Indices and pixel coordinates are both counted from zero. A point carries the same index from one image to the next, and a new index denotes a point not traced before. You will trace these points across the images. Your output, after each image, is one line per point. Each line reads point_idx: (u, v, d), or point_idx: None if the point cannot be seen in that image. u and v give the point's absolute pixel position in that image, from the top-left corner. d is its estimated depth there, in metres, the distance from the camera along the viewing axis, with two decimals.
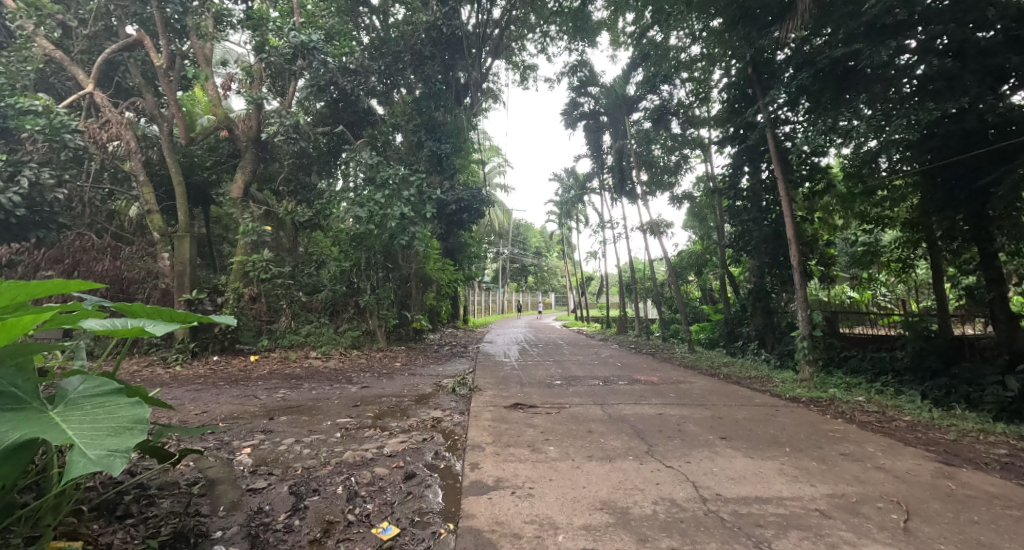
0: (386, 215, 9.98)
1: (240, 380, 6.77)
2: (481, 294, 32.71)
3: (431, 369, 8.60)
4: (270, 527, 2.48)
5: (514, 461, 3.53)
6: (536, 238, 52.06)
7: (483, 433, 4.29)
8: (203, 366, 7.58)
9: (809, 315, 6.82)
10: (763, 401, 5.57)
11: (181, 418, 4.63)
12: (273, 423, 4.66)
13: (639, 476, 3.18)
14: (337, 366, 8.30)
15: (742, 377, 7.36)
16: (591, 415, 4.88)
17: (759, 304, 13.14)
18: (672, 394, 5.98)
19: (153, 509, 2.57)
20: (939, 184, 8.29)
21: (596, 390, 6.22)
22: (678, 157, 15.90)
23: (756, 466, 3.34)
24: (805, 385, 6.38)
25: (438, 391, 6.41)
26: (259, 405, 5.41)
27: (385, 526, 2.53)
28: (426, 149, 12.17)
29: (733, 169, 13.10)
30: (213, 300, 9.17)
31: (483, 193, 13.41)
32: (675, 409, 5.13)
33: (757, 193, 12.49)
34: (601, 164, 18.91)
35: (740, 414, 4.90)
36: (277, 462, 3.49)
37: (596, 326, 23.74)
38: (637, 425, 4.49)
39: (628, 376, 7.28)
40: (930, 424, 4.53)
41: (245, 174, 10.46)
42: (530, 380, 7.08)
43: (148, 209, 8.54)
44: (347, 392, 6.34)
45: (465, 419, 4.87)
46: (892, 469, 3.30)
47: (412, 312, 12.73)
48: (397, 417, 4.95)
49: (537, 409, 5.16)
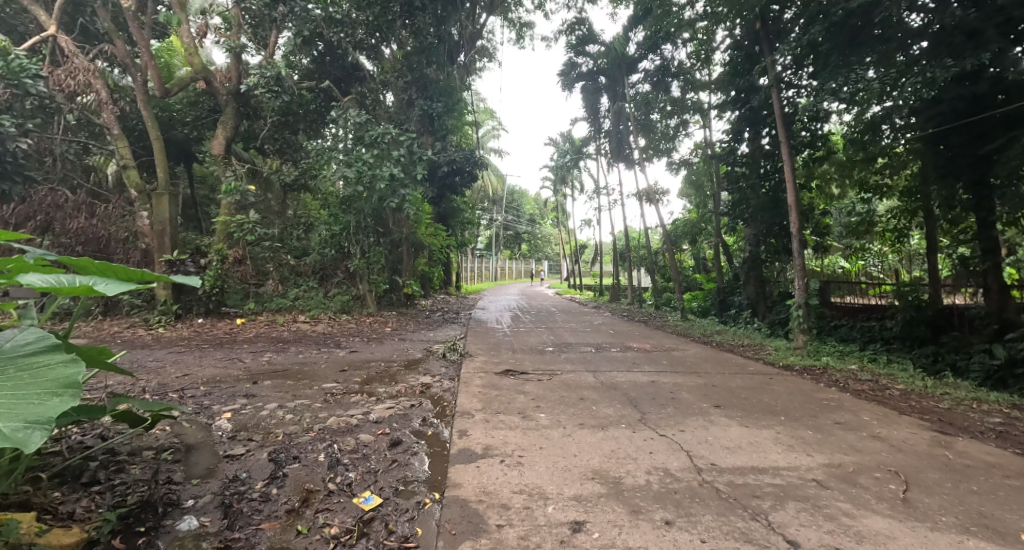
0: (375, 177, 9.69)
1: (225, 343, 6.62)
2: (474, 262, 32.44)
3: (422, 334, 8.50)
4: (245, 496, 2.35)
5: (504, 428, 3.44)
6: (529, 206, 51.46)
7: (473, 399, 4.19)
8: (187, 328, 7.38)
9: (805, 284, 6.72)
10: (756, 368, 5.53)
11: (159, 382, 4.46)
12: (257, 388, 4.53)
13: (631, 445, 3.09)
14: (326, 330, 8.16)
15: (735, 345, 7.34)
16: (583, 382, 4.80)
17: (753, 273, 13.15)
18: (664, 361, 5.95)
19: (121, 476, 2.44)
20: (942, 152, 8.12)
21: (587, 357, 6.16)
22: (677, 122, 15.61)
23: (751, 435, 3.27)
24: (798, 352, 6.35)
25: (428, 355, 6.33)
26: (244, 368, 5.30)
27: (367, 496, 2.42)
28: (416, 108, 11.71)
29: (732, 135, 12.85)
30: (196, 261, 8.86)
31: (476, 156, 13.00)
32: (668, 376, 5.06)
33: (756, 160, 12.27)
34: (598, 128, 18.40)
35: (733, 381, 4.85)
36: (257, 427, 3.37)
37: (589, 294, 23.72)
38: (629, 392, 4.42)
39: (620, 344, 7.23)
40: (924, 392, 4.48)
41: (227, 132, 9.79)
42: (521, 346, 7.01)
43: (124, 164, 8.05)
44: (335, 357, 6.23)
45: (455, 385, 4.77)
46: (887, 437, 3.22)
47: (404, 277, 12.49)
48: (386, 383, 4.86)
49: (528, 376, 5.09)
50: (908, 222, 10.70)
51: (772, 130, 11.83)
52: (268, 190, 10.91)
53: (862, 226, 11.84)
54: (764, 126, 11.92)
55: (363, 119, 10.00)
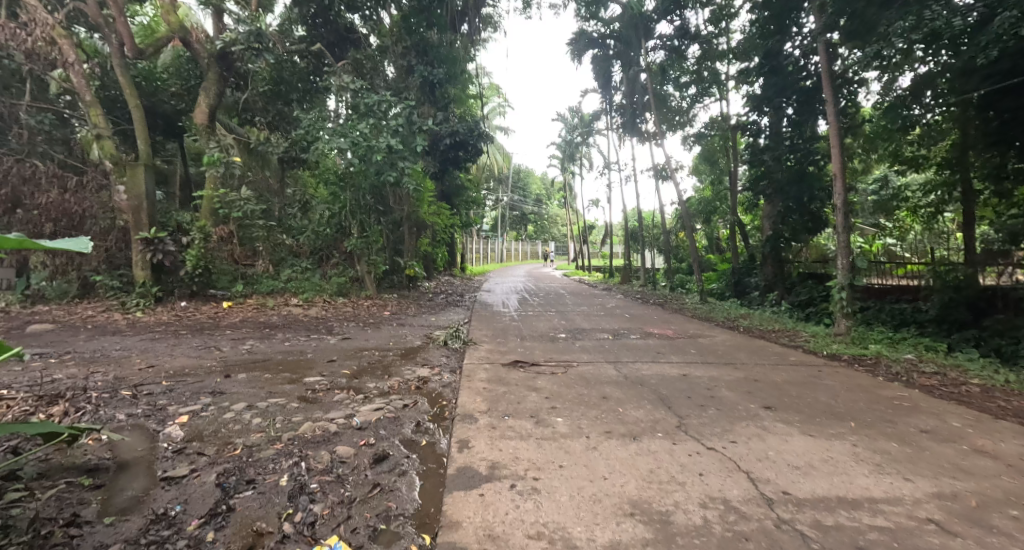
0: (372, 148, 9.05)
1: (206, 329, 6.04)
2: (479, 243, 31.63)
3: (423, 319, 7.90)
4: (167, 546, 1.74)
5: (514, 438, 2.81)
6: (535, 185, 50.26)
7: (476, 398, 3.57)
8: (168, 312, 6.79)
9: (849, 264, 5.95)
10: (800, 358, 4.85)
11: (117, 376, 3.88)
12: (228, 383, 3.93)
13: (674, 463, 2.46)
14: (319, 314, 7.55)
15: (767, 331, 6.65)
16: (604, 376, 4.16)
17: (768, 253, 12.54)
18: (692, 350, 5.28)
19: (13, 510, 1.86)
20: (995, 117, 7.29)
21: (605, 345, 5.53)
22: (695, 93, 14.73)
23: (822, 448, 2.62)
24: (841, 339, 5.65)
25: (428, 343, 5.72)
26: (220, 359, 4.71)
27: (333, 544, 1.80)
28: (416, 74, 10.99)
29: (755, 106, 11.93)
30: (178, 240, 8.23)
31: (480, 127, 12.05)
32: (701, 368, 4.41)
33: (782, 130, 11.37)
34: (609, 101, 17.42)
35: (777, 374, 4.19)
36: (215, 437, 2.77)
37: (597, 275, 22.96)
38: (660, 389, 3.77)
39: (640, 329, 6.60)
40: (1008, 390, 3.80)
41: (209, 99, 8.88)
42: (531, 333, 6.38)
43: (98, 134, 7.38)
44: (324, 344, 5.62)
45: (456, 379, 4.16)
46: (996, 453, 2.55)
47: (405, 258, 11.82)
48: (376, 377, 4.25)
49: (540, 368, 4.46)
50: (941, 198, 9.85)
51: (799, 99, 10.98)
52: (264, 167, 10.39)
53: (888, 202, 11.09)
54: (791, 95, 11.05)
55: (357, 86, 9.29)
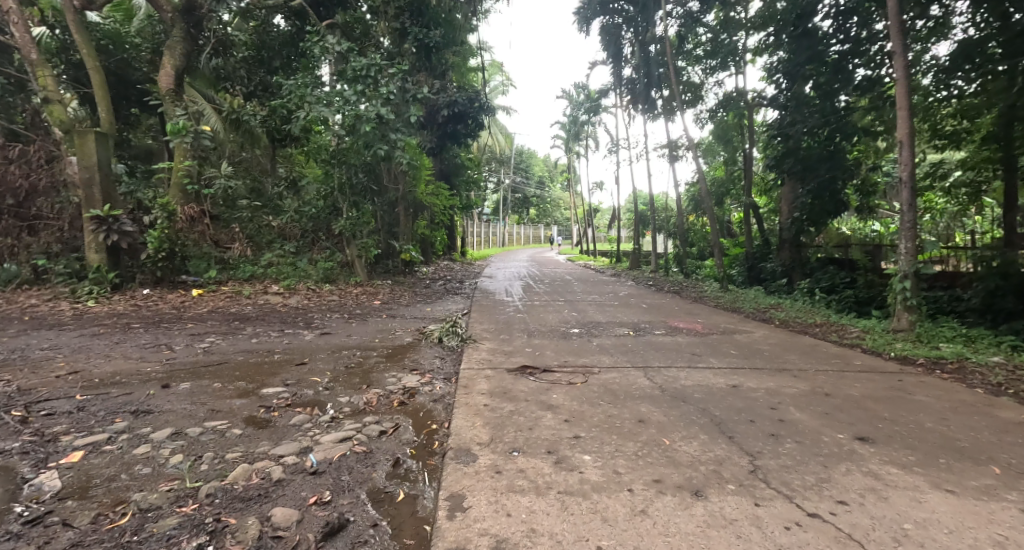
0: (359, 118, 8.14)
1: (163, 322, 5.23)
2: (480, 226, 30.67)
3: (416, 309, 7.05)
4: None
5: (525, 494, 1.98)
6: (538, 167, 48.91)
7: (475, 422, 2.75)
8: (126, 302, 5.98)
9: (914, 249, 5.03)
10: (866, 362, 4.01)
11: (20, 387, 3.08)
12: (164, 396, 3.12)
13: (770, 546, 1.62)
14: (300, 304, 6.71)
15: (810, 326, 5.78)
16: (636, 388, 3.33)
17: (785, 237, 12.00)
18: (731, 350, 4.45)
19: None
20: None
21: (628, 344, 4.71)
22: (713, 66, 13.73)
23: (981, 514, 1.77)
24: (906, 337, 4.77)
25: (420, 341, 4.91)
26: (165, 362, 3.87)
27: None
28: (410, 37, 9.91)
29: (787, 81, 10.91)
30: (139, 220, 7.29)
31: (481, 97, 11.03)
32: (752, 377, 3.58)
33: (812, 103, 10.37)
34: (617, 75, 16.39)
35: (851, 387, 3.35)
36: (104, 489, 1.94)
37: (603, 260, 22.03)
38: (710, 408, 2.94)
39: (663, 323, 5.78)
40: None
41: (174, 61, 7.90)
42: (538, 327, 5.56)
43: (46, 98, 6.52)
44: (298, 341, 4.80)
45: (450, 392, 3.35)
46: None
47: (401, 242, 10.92)
48: (351, 388, 3.45)
49: (554, 376, 3.64)
50: (979, 176, 8.82)
51: (822, 74, 10.05)
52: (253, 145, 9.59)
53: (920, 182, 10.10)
54: (815, 69, 10.10)
55: (344, 48, 8.36)
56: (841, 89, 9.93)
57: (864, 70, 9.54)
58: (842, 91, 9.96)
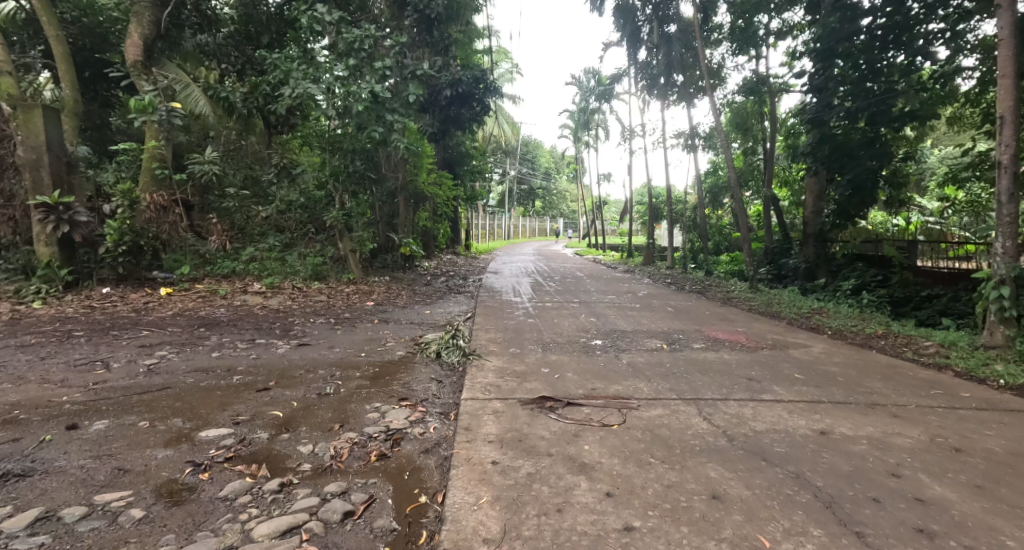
0: (351, 97, 7.30)
1: (112, 330, 4.45)
2: (485, 218, 29.81)
3: (414, 312, 6.26)
4: None
5: None
6: (546, 158, 47.78)
7: (479, 500, 1.92)
8: (78, 304, 5.25)
9: (1011, 249, 4.14)
10: (977, 393, 3.14)
11: None
12: (64, 442, 2.32)
13: None
14: (281, 307, 5.93)
15: (873, 338, 4.92)
16: (693, 438, 2.49)
17: (810, 230, 11.11)
18: (795, 374, 3.60)
19: None
20: None
21: (666, 363, 3.88)
22: (736, 49, 12.71)
23: None
24: (1005, 356, 3.89)
25: (414, 357, 4.10)
26: (89, 388, 3.06)
27: None
28: (411, 8, 9.08)
29: (819, 69, 9.62)
30: (101, 210, 6.51)
31: (487, 77, 10.14)
32: (842, 417, 2.72)
33: (839, 85, 9.20)
34: (630, 57, 15.38)
35: (984, 434, 2.48)
36: None
37: (613, 254, 21.16)
38: (808, 473, 2.09)
39: (701, 334, 4.94)
40: None
41: (142, 29, 7.04)
42: (553, 338, 4.74)
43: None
44: (268, 356, 4.00)
45: (447, 439, 2.55)
46: None
47: (401, 234, 10.10)
48: (319, 429, 2.64)
49: (581, 413, 2.81)
50: None
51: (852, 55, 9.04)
52: (246, 132, 8.78)
53: (959, 171, 8.70)
54: (847, 50, 9.05)
55: (336, 18, 7.44)
56: (876, 73, 8.95)
57: (903, 54, 8.58)
58: (874, 77, 8.99)
